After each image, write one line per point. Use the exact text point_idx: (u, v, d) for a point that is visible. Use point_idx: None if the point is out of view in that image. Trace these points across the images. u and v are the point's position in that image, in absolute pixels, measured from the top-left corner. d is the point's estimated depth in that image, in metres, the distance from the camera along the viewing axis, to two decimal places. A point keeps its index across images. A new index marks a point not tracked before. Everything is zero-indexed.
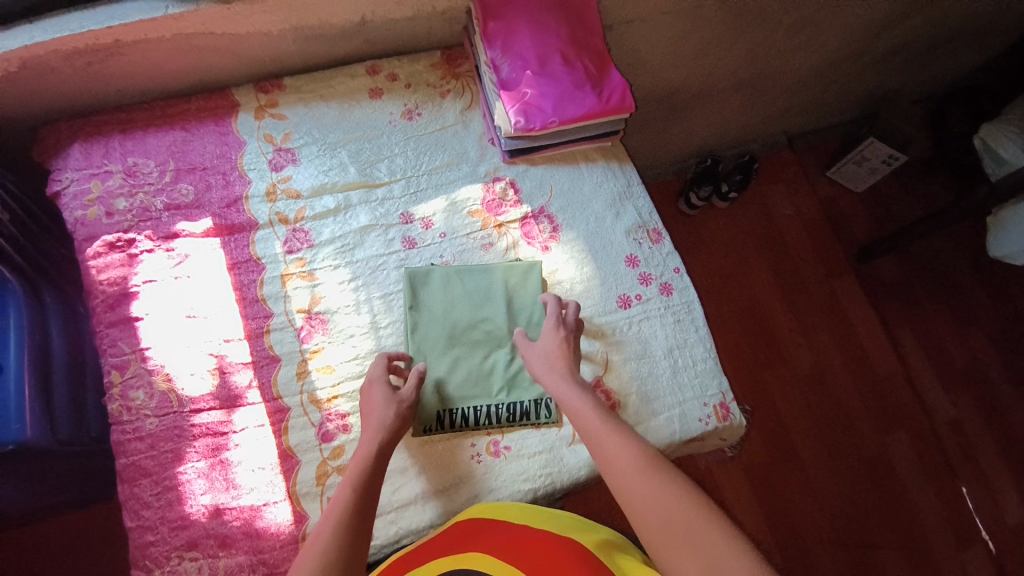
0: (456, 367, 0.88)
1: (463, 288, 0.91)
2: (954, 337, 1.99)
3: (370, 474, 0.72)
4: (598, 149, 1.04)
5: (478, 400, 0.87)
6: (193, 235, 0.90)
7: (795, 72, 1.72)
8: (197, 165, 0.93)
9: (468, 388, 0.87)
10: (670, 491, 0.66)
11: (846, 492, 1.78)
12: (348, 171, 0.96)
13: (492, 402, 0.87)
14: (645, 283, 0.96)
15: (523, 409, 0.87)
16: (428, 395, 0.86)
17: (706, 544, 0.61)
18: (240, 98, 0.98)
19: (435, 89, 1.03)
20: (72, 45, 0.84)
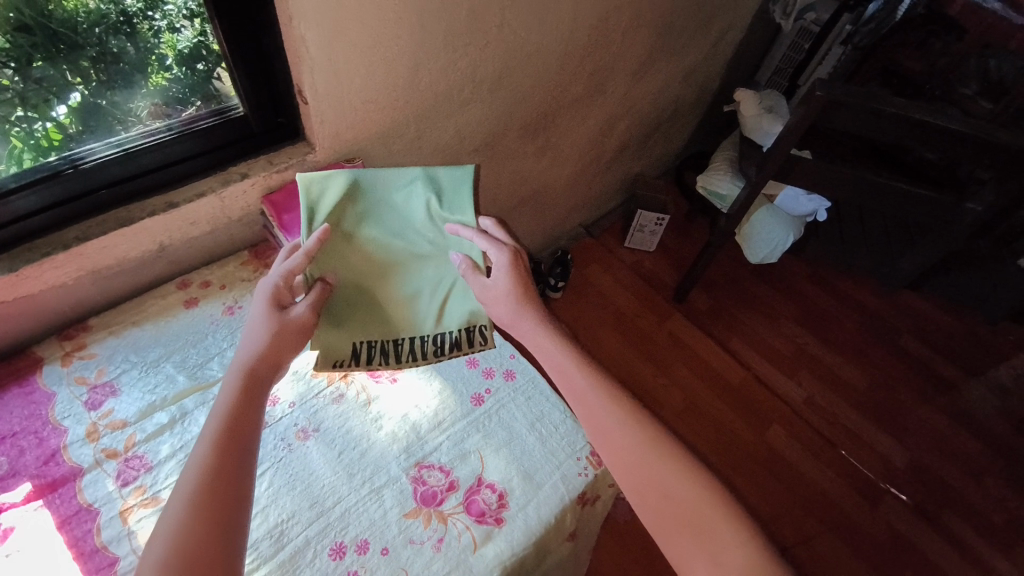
0: (371, 261, 0.98)
1: (384, 206, 0.98)
2: (773, 333, 2.39)
3: (245, 393, 0.79)
4: None
5: (385, 304, 0.99)
6: (14, 506, 0.80)
7: (561, 180, 2.15)
8: (5, 434, 0.86)
9: (377, 301, 0.99)
10: (678, 483, 0.79)
11: (767, 495, 1.95)
12: (177, 381, 0.96)
13: (422, 333, 0.99)
14: (489, 376, 1.07)
15: (455, 339, 1.00)
16: (341, 328, 0.95)
17: (719, 542, 0.73)
18: (44, 351, 0.95)
19: (251, 280, 1.11)
20: None
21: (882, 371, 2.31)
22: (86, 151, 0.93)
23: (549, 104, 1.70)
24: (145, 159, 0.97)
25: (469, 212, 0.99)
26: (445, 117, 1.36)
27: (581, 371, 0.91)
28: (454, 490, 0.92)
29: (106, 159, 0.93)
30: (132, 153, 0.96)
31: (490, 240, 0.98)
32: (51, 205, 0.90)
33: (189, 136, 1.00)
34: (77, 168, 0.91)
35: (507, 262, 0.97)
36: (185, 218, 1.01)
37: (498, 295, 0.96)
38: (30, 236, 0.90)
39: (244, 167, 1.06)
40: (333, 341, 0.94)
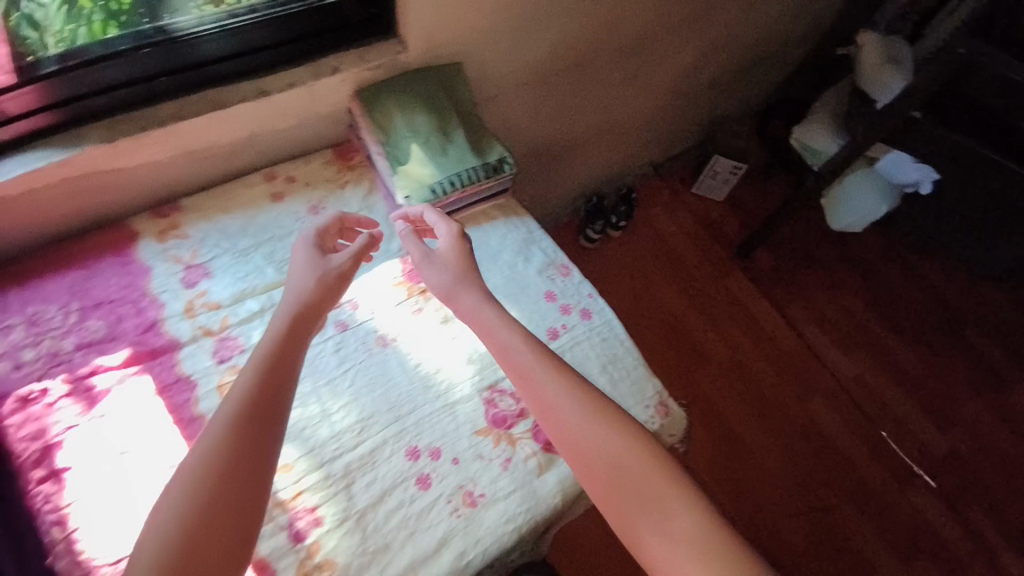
0: (419, 122, 1.06)
1: (418, 82, 1.08)
2: (840, 309, 2.17)
3: (292, 330, 0.79)
4: (496, 208, 1.14)
5: (441, 148, 1.05)
6: (114, 368, 0.87)
7: (643, 115, 1.99)
8: (105, 300, 0.91)
9: (443, 152, 1.05)
10: (621, 453, 0.75)
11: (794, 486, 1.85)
12: (266, 271, 0.99)
13: (469, 163, 1.05)
14: (566, 312, 1.06)
15: (495, 167, 1.08)
16: (411, 169, 1.04)
17: (664, 512, 0.71)
18: (138, 226, 0.98)
19: (334, 183, 1.10)
20: None
21: (949, 370, 2.07)
22: (227, 14, 0.94)
23: (650, 29, 1.58)
24: (281, 28, 0.96)
25: (461, 79, 1.12)
26: (539, 26, 1.25)
27: (522, 341, 0.84)
28: (523, 417, 0.95)
29: (174, 40, 0.89)
30: (200, 36, 0.91)
31: (440, 216, 0.97)
32: (108, 89, 0.86)
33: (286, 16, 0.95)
34: (132, 50, 0.86)
35: (453, 233, 0.95)
36: (275, 106, 0.99)
37: (445, 261, 0.94)
38: (91, 118, 0.87)
39: (334, 59, 1.01)
40: (408, 182, 1.03)
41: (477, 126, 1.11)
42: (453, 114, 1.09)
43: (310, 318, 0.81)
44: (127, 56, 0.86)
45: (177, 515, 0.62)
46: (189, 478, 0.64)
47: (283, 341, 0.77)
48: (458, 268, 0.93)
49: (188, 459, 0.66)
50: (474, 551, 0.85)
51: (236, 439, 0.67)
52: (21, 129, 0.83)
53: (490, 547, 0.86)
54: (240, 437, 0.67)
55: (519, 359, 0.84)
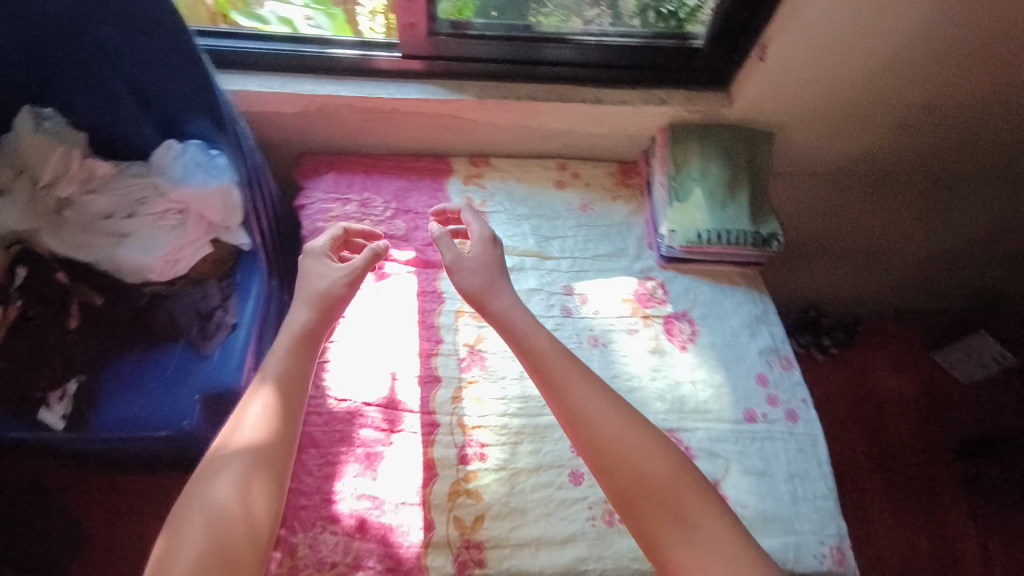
0: (711, 171, 1.11)
1: (726, 137, 1.13)
2: None
3: (308, 345, 0.86)
4: (743, 274, 1.17)
5: (721, 202, 1.10)
6: (399, 262, 1.09)
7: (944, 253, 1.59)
8: (413, 210, 1.14)
9: (722, 206, 1.09)
10: (651, 462, 0.79)
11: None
12: (528, 240, 1.14)
13: (741, 227, 1.08)
14: (772, 403, 1.03)
15: (763, 239, 1.09)
16: (686, 210, 1.10)
17: (693, 525, 0.75)
18: (455, 164, 1.19)
19: (610, 193, 1.20)
20: (352, 103, 1.04)
21: None
22: (604, 30, 1.07)
23: (988, 158, 1.32)
24: (639, 55, 1.08)
25: (767, 147, 1.15)
26: (866, 126, 1.19)
27: (557, 355, 0.87)
28: None
29: (553, 39, 1.05)
30: (573, 41, 1.05)
31: (477, 218, 1.03)
32: (495, 61, 1.06)
33: (650, 47, 1.07)
34: (527, 39, 1.04)
35: (490, 251, 0.99)
36: (601, 114, 1.10)
37: (474, 282, 0.95)
38: (471, 77, 1.07)
39: (664, 95, 1.12)
40: (679, 220, 1.09)
41: (761, 193, 1.13)
42: (746, 176, 1.12)
43: (319, 329, 0.88)
44: (522, 42, 1.04)
45: (196, 551, 0.66)
46: (210, 514, 0.68)
47: (297, 356, 0.84)
48: (482, 290, 0.95)
49: (207, 487, 0.71)
50: (594, 564, 0.88)
51: (253, 461, 0.73)
52: (409, 64, 1.05)
53: (608, 568, 0.88)
54: (259, 449, 0.74)
55: (541, 357, 0.88)
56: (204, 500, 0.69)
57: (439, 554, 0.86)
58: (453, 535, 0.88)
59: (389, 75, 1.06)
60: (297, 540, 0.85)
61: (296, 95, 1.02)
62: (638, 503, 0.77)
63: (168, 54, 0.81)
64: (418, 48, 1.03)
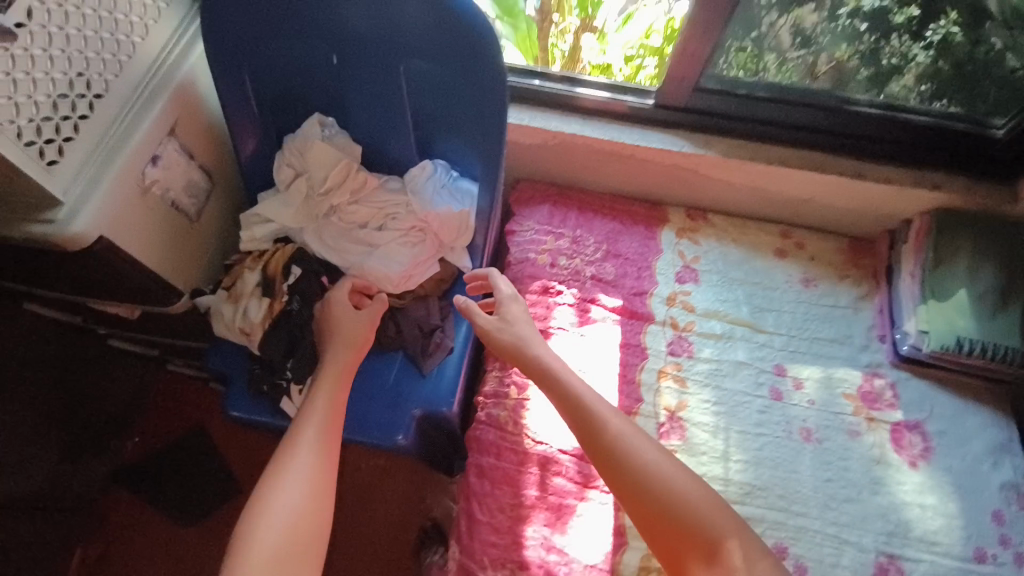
0: (979, 274, 1.01)
1: (1004, 238, 1.02)
2: None
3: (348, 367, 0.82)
4: (987, 389, 1.04)
5: (988, 310, 0.99)
6: (606, 307, 1.06)
7: None
8: (623, 255, 1.11)
9: (989, 315, 0.98)
10: (686, 496, 0.69)
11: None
12: (741, 309, 1.07)
13: (1010, 343, 0.97)
14: (1012, 549, 0.91)
15: None
16: (943, 311, 1.00)
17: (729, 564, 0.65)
18: (670, 214, 1.15)
19: (837, 271, 1.11)
20: (601, 145, 1.05)
21: None
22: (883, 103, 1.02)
23: None
24: (916, 134, 1.02)
25: None
26: None
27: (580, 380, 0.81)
28: None
29: (833, 109, 1.00)
30: (854, 112, 1.00)
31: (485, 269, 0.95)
32: (761, 122, 1.02)
33: (932, 128, 1.01)
34: (804, 103, 1.00)
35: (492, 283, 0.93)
36: (857, 188, 1.04)
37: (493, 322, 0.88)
38: (731, 135, 1.03)
39: (936, 179, 1.05)
40: (933, 320, 0.99)
41: None
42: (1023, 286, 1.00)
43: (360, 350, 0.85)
44: (798, 105, 1.00)
45: (286, 528, 0.65)
46: (297, 486, 0.69)
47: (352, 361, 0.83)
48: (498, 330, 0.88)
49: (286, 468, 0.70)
50: None
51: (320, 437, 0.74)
52: (667, 115, 1.04)
53: None
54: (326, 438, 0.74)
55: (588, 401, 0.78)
56: (287, 476, 0.69)
57: None
58: None
59: (643, 122, 1.05)
60: None
61: (542, 129, 1.04)
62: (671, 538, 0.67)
63: (467, 92, 0.81)
64: (677, 99, 1.01)
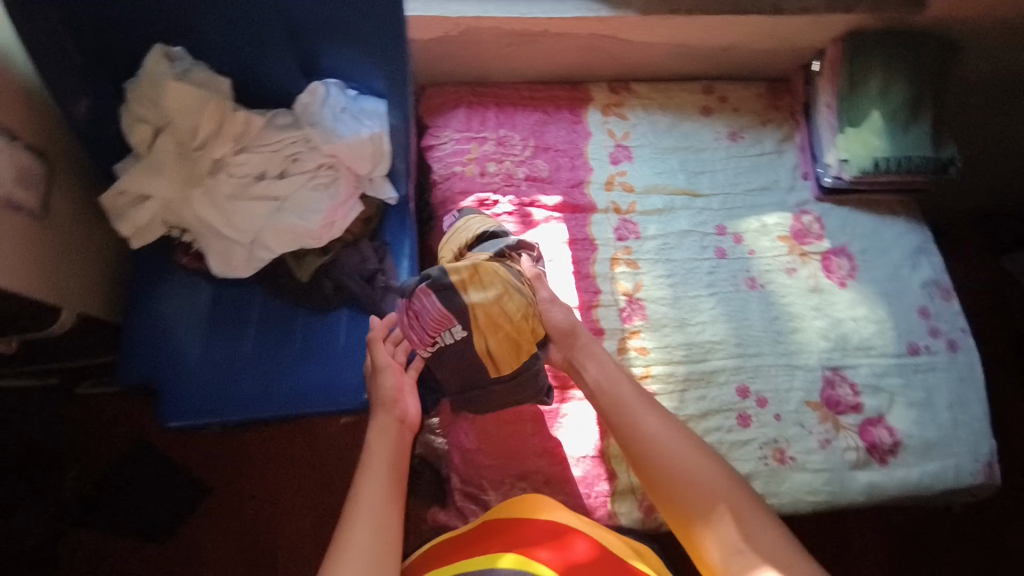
0: (891, 89, 1.01)
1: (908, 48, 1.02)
2: None
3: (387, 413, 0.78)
4: (901, 203, 1.10)
5: (900, 123, 1.01)
6: (546, 207, 1.01)
7: None
8: (551, 147, 1.04)
9: (902, 128, 1.00)
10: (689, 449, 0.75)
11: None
12: (677, 177, 1.06)
13: (924, 151, 0.99)
14: (934, 335, 1.02)
15: (943, 164, 1.01)
16: (861, 135, 1.01)
17: (756, 528, 0.67)
18: (592, 92, 1.07)
19: (760, 117, 1.11)
20: (511, 27, 0.96)
21: None
22: None
23: None
24: None
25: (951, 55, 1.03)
26: None
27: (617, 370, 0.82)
28: (858, 412, 0.97)
29: None
30: None
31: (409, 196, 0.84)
32: None
33: None
34: None
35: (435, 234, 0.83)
36: (776, 27, 1.03)
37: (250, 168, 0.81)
38: None
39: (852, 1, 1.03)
40: (854, 147, 1.01)
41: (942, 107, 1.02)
42: (927, 91, 1.02)
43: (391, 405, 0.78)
44: None
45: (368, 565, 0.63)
46: (373, 530, 0.66)
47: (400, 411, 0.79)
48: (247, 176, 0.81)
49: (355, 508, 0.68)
50: (771, 499, 0.92)
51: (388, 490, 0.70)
52: None
53: (784, 503, 0.92)
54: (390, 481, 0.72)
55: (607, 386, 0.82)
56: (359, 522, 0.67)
57: (625, 499, 0.90)
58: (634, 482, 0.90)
59: None
60: (489, 498, 0.88)
61: (442, 17, 0.92)
62: (681, 513, 0.71)
63: None
64: None
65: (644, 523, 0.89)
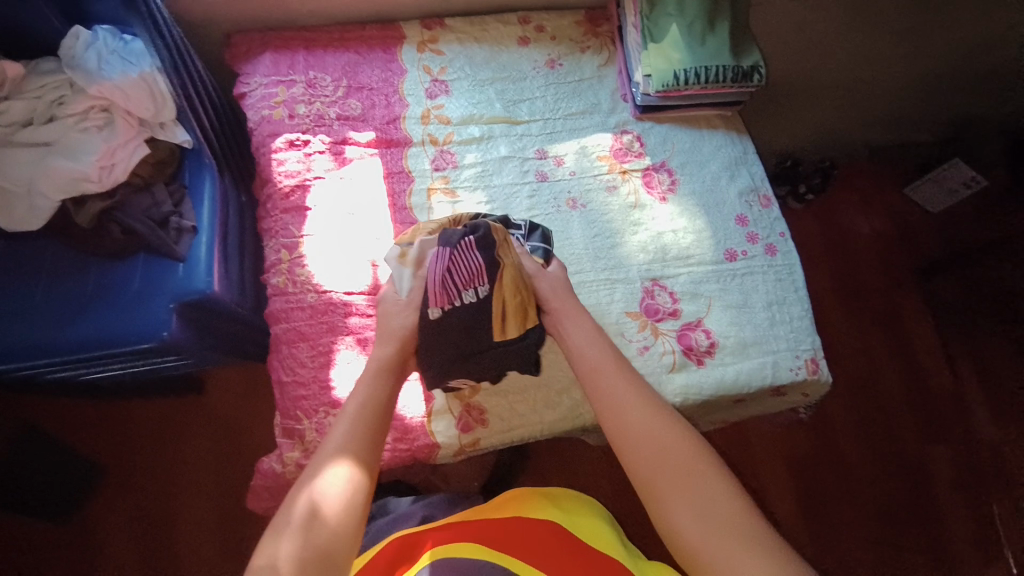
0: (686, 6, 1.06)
1: None
2: None
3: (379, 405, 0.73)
4: (721, 117, 1.13)
5: (697, 37, 1.05)
6: (358, 144, 1.02)
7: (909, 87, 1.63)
8: (365, 86, 1.05)
9: (698, 42, 1.05)
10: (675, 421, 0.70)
11: (881, 567, 1.40)
12: (494, 106, 1.07)
13: (720, 61, 1.04)
14: (752, 241, 1.04)
15: (743, 74, 1.05)
16: (661, 51, 1.05)
17: (715, 497, 0.63)
18: (407, 30, 1.11)
19: (577, 44, 1.14)
20: None
21: None
22: None
23: None
24: None
25: None
26: None
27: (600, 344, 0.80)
28: (676, 317, 0.98)
29: None
30: None
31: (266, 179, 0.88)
32: None
33: None
34: None
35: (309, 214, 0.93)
36: None
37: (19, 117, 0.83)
38: None
39: None
40: (655, 61, 1.04)
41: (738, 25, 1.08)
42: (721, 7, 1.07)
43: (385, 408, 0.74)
44: None
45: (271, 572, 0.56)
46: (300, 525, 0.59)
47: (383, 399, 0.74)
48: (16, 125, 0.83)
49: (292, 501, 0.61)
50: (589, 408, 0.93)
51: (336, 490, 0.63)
52: None
53: None
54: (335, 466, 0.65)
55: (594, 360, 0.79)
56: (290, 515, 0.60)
57: (443, 420, 0.90)
58: (453, 403, 0.91)
59: None
60: (304, 428, 0.86)
61: None
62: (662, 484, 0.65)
63: None
64: None
65: (461, 444, 0.90)
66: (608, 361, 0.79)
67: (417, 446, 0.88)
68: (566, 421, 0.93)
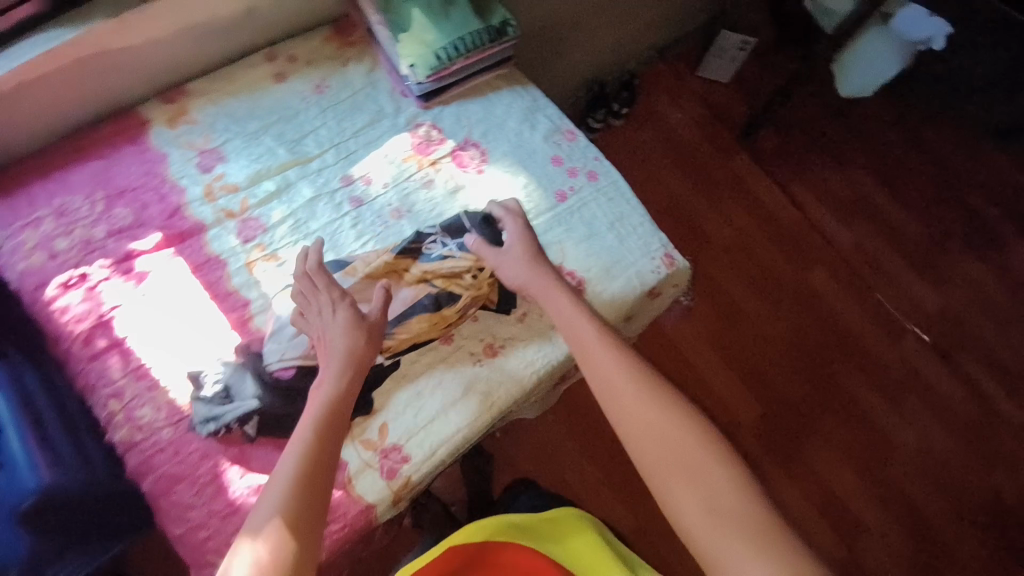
0: None
1: None
2: (871, 179, 1.84)
3: (329, 424, 0.72)
4: (500, 76, 1.15)
5: (440, 13, 1.06)
6: (148, 252, 0.92)
7: None
8: (127, 188, 0.94)
9: (444, 17, 1.06)
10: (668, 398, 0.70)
11: (813, 392, 1.56)
12: (277, 153, 1.01)
13: (471, 27, 1.06)
14: (573, 175, 1.09)
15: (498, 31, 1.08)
16: (413, 38, 1.04)
17: (707, 477, 0.63)
18: (148, 114, 1.00)
19: (335, 60, 1.10)
20: None
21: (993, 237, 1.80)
22: None
23: None
24: None
25: None
26: None
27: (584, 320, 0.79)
28: None
29: None
30: None
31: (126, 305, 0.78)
32: None
33: None
34: None
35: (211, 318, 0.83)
36: None
37: None
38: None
39: None
40: (412, 50, 1.04)
41: None
42: None
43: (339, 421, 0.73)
44: None
45: None
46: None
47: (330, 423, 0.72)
48: None
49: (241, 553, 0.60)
50: (498, 392, 0.93)
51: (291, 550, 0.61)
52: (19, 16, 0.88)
53: (510, 389, 0.93)
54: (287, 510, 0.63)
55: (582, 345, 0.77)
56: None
57: (364, 477, 0.86)
58: (367, 456, 0.87)
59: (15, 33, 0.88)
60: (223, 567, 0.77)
61: None
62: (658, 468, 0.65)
63: None
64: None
65: (394, 488, 0.85)
66: (592, 339, 0.77)
67: (350, 518, 0.83)
68: (483, 415, 0.91)
